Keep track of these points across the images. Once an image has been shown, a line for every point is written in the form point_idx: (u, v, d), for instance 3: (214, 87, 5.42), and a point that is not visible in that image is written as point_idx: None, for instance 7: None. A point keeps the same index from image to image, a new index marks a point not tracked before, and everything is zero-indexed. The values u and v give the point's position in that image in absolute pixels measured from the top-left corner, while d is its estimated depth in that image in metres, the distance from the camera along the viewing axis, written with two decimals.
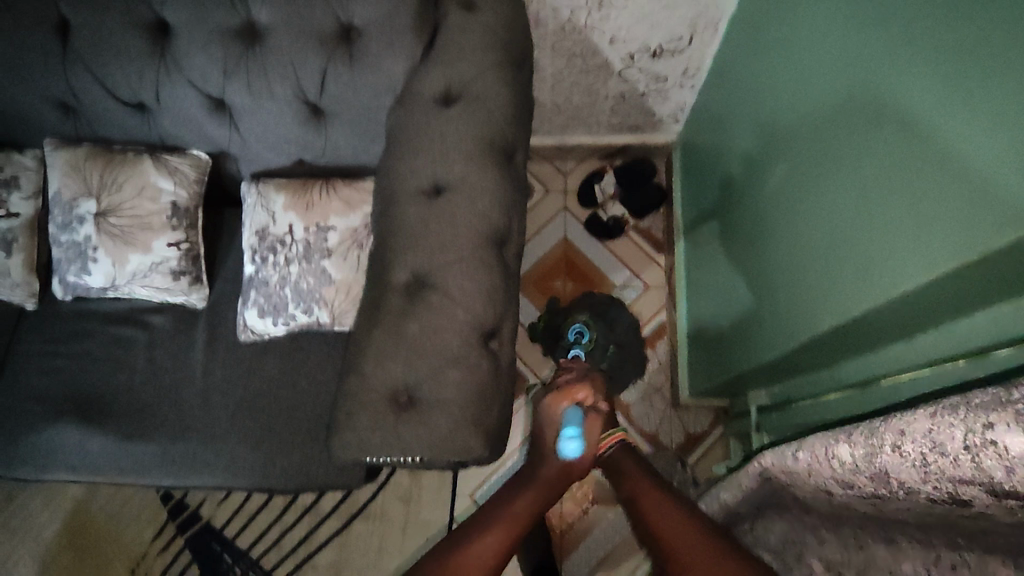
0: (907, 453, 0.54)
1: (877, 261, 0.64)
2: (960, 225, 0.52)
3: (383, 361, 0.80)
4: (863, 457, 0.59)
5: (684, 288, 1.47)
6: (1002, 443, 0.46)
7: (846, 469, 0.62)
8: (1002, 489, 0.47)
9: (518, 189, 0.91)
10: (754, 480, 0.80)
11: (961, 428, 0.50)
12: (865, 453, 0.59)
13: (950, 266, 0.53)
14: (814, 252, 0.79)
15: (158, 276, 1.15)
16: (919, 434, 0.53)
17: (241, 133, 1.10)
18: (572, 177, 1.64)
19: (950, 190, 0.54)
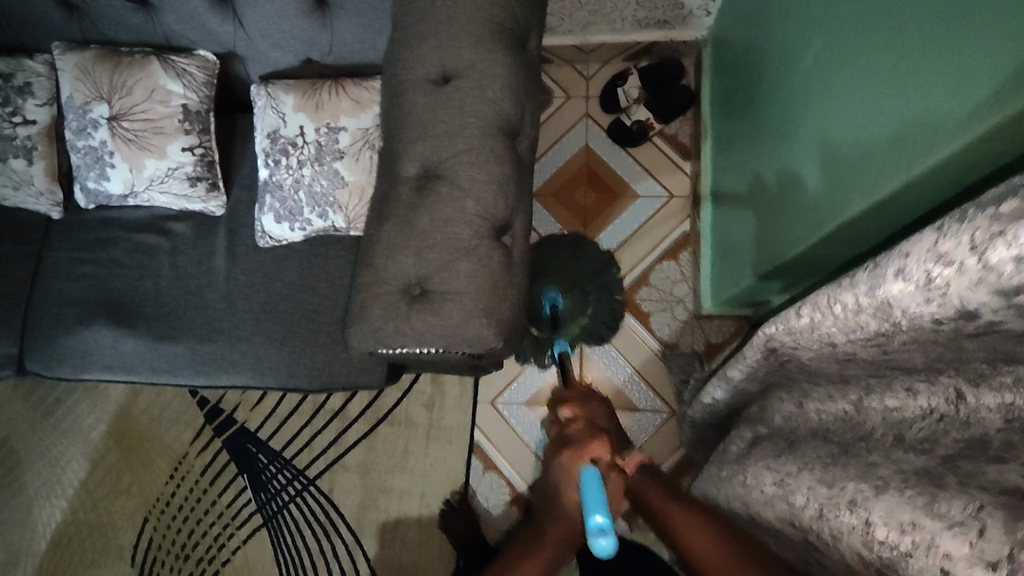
0: (909, 275, 0.50)
1: (914, 128, 0.58)
2: (1005, 68, 0.48)
3: (395, 253, 0.79)
4: (854, 306, 0.56)
5: (707, 194, 1.39)
6: (1014, 235, 0.42)
7: (824, 332, 0.61)
8: (1010, 286, 0.43)
9: (532, 77, 0.86)
10: (759, 357, 0.75)
11: (966, 233, 0.45)
12: (844, 305, 0.57)
13: (993, 118, 0.49)
14: (842, 136, 0.73)
15: (175, 181, 1.15)
16: (921, 250, 0.49)
17: (245, 29, 1.06)
18: (595, 81, 1.52)
19: (995, 30, 0.49)
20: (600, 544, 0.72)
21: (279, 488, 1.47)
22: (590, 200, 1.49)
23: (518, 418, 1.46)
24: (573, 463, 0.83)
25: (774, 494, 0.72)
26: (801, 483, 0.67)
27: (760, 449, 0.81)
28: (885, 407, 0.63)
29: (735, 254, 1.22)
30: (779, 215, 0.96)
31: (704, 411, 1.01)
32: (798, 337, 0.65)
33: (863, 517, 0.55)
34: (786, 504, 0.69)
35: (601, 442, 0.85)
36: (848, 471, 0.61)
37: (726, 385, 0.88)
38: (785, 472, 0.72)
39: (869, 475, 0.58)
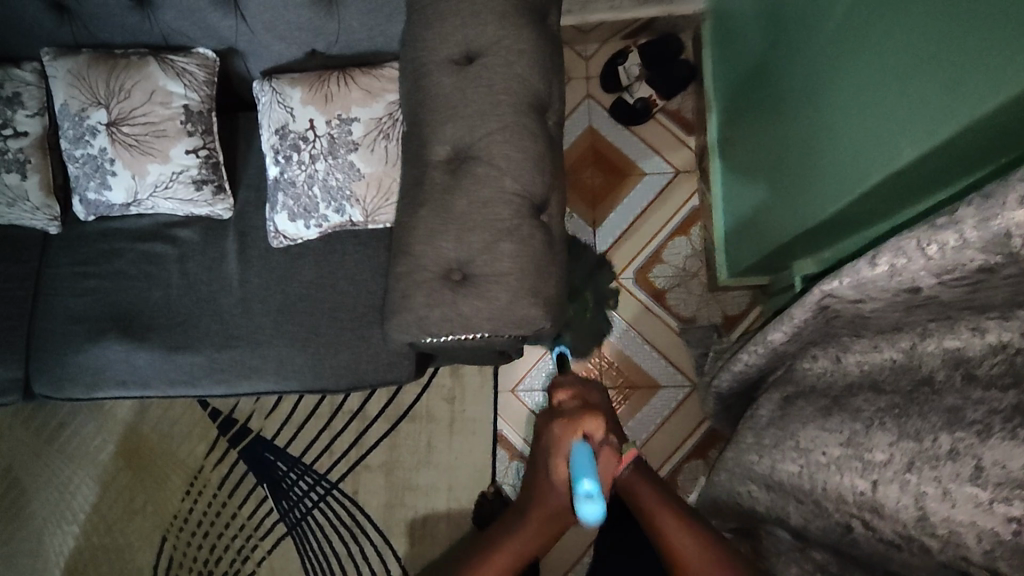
0: None
1: (969, 74, 0.56)
2: None
3: (433, 238, 0.78)
4: (955, 246, 0.52)
5: (717, 166, 1.37)
6: None
7: (907, 278, 0.58)
8: None
9: (556, 51, 0.85)
10: (809, 316, 0.72)
11: None
12: (939, 246, 0.53)
13: None
14: (881, 91, 0.70)
15: (180, 186, 1.11)
16: None
17: (247, 22, 1.03)
18: (594, 61, 1.53)
19: None
20: (588, 508, 0.75)
21: (301, 495, 1.44)
22: (598, 180, 1.48)
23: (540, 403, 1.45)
24: (567, 435, 0.85)
25: (840, 456, 0.69)
26: (874, 440, 0.65)
27: (801, 409, 0.78)
28: (944, 348, 0.60)
29: (751, 223, 1.20)
30: (803, 178, 0.95)
31: (735, 382, 0.96)
32: (869, 289, 0.63)
33: (970, 464, 0.54)
34: (855, 465, 0.66)
35: (597, 417, 0.87)
36: (934, 421, 0.58)
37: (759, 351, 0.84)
38: (851, 432, 0.68)
39: (958, 422, 0.56)
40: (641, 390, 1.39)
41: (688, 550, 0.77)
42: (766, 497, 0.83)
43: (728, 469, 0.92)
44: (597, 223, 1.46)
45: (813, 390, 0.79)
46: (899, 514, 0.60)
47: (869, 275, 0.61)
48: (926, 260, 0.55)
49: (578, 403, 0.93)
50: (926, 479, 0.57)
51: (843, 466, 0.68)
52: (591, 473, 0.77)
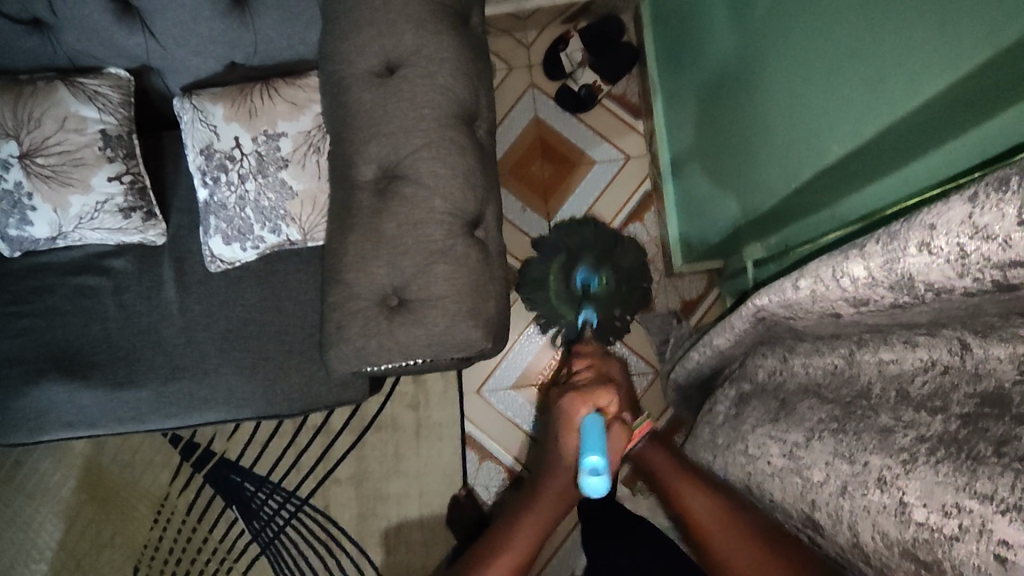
0: (939, 250, 0.47)
1: (899, 65, 0.54)
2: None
3: (365, 265, 0.74)
4: (866, 281, 0.54)
5: (666, 151, 1.34)
6: None
7: (827, 303, 0.60)
8: None
9: (481, 55, 0.81)
10: (748, 327, 0.73)
11: (1016, 204, 0.41)
12: (851, 279, 0.55)
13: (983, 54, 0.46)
14: (815, 82, 0.68)
15: (106, 215, 1.05)
16: (954, 224, 0.45)
17: (157, 39, 0.97)
18: (535, 49, 1.48)
19: None
20: (591, 484, 0.76)
21: (271, 515, 1.41)
22: (548, 173, 1.44)
23: (505, 404, 1.43)
24: (576, 411, 0.89)
25: (782, 466, 0.67)
26: (813, 456, 0.63)
27: (749, 405, 0.78)
28: (880, 359, 0.60)
29: (701, 209, 1.18)
30: (748, 162, 0.92)
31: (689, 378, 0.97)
32: (796, 308, 0.64)
33: (896, 497, 0.52)
34: (791, 472, 0.66)
35: (607, 390, 0.92)
36: (867, 441, 0.57)
37: (710, 351, 0.84)
38: (791, 440, 0.67)
39: (890, 448, 0.54)
40: None
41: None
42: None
43: None
44: (550, 216, 1.43)
45: (764, 389, 0.77)
46: (837, 538, 0.60)
47: (794, 296, 0.62)
48: (842, 288, 0.56)
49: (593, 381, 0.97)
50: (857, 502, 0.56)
51: (785, 477, 0.67)
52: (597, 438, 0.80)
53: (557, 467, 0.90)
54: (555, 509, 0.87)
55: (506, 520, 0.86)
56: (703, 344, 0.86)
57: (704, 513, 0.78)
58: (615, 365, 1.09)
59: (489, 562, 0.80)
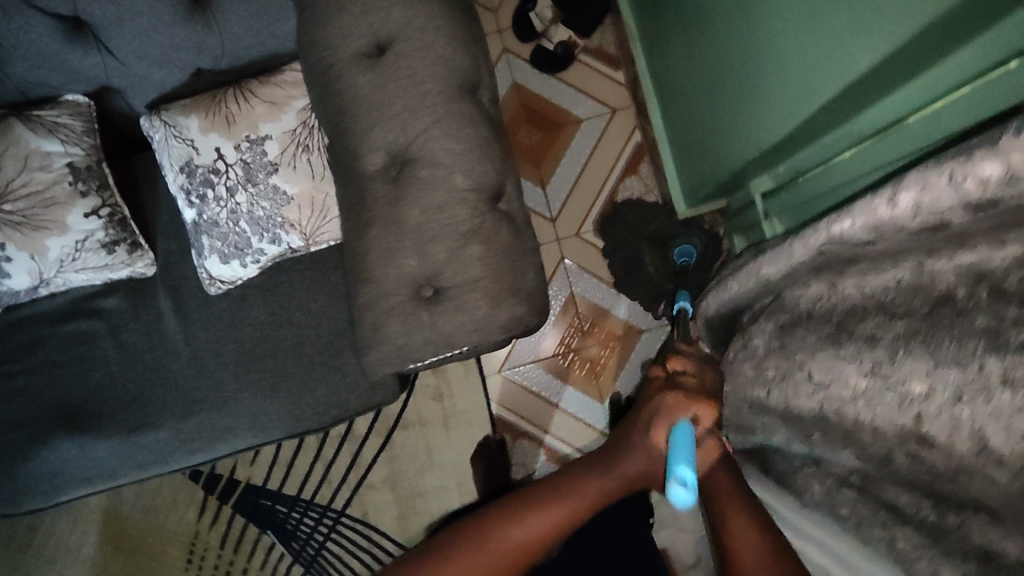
0: None
1: None
2: None
3: (392, 257, 0.70)
4: (998, 180, 0.53)
5: (654, 97, 1.30)
6: None
7: (929, 213, 0.59)
8: None
9: (474, 20, 0.76)
10: (812, 252, 0.72)
11: None
12: (979, 179, 0.54)
13: None
14: None
15: (89, 254, 0.98)
16: None
17: (116, 56, 0.90)
18: (503, 14, 1.41)
19: None
20: (677, 495, 0.63)
21: (310, 533, 1.37)
22: (536, 139, 1.40)
23: (530, 379, 1.40)
24: (676, 409, 0.73)
25: (869, 388, 0.63)
26: (904, 370, 0.60)
27: (795, 332, 0.72)
28: (957, 263, 0.57)
29: (704, 146, 1.13)
30: (750, 94, 0.90)
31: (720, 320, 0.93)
32: (884, 229, 0.64)
33: None
34: (883, 390, 0.62)
35: (712, 404, 0.73)
36: (972, 346, 0.55)
37: (755, 281, 0.80)
38: (869, 357, 0.63)
39: (1001, 347, 0.53)
40: (624, 339, 1.38)
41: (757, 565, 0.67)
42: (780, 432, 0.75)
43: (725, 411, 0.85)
44: (544, 182, 1.39)
45: (809, 316, 0.71)
46: (954, 447, 0.57)
47: (887, 213, 0.62)
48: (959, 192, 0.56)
49: (694, 380, 0.76)
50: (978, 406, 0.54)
51: (874, 400, 0.63)
52: (688, 457, 0.66)
53: (629, 437, 0.75)
54: (590, 503, 0.74)
55: (541, 484, 0.75)
56: (744, 274, 0.81)
57: (734, 505, 0.71)
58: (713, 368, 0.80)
59: (506, 530, 0.71)
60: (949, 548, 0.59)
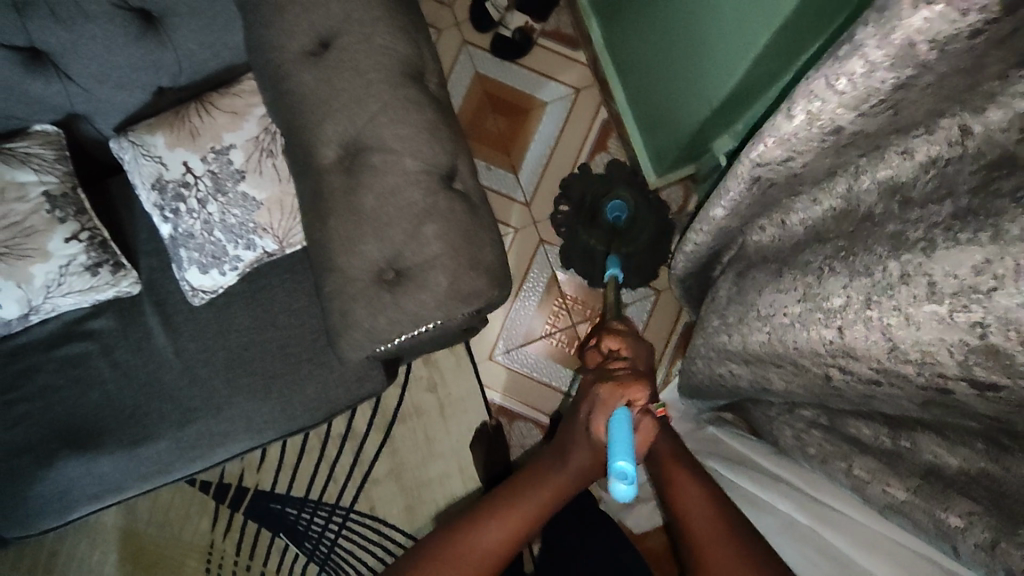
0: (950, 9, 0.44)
1: None
2: None
3: (353, 245, 0.72)
4: (864, 72, 0.51)
5: (612, 70, 1.32)
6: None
7: (826, 121, 0.57)
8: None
9: (411, 8, 0.78)
10: (746, 189, 0.70)
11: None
12: (849, 77, 0.52)
13: None
14: None
15: (74, 277, 1.01)
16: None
17: (76, 81, 0.92)
18: (458, 6, 1.43)
19: None
20: (619, 491, 0.65)
21: (321, 532, 1.40)
22: (502, 126, 1.42)
23: (521, 361, 1.42)
24: (611, 398, 0.79)
25: (801, 312, 0.66)
26: (829, 286, 0.62)
27: (756, 276, 0.76)
28: (877, 181, 0.59)
29: (663, 113, 1.14)
30: (694, 55, 0.92)
31: (693, 266, 0.96)
32: (794, 143, 0.61)
33: (923, 282, 0.53)
34: (818, 317, 0.63)
35: (641, 384, 0.80)
36: (880, 250, 0.57)
37: (708, 228, 0.82)
38: (807, 287, 0.65)
39: (903, 246, 0.54)
40: None
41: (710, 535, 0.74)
42: (747, 371, 0.81)
43: (704, 355, 0.92)
44: (516, 167, 1.41)
45: (766, 257, 0.76)
46: (872, 352, 0.58)
47: (789, 128, 0.59)
48: (840, 96, 0.54)
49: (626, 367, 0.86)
50: (887, 311, 0.56)
51: (807, 322, 0.65)
52: (628, 448, 0.68)
53: (576, 437, 0.82)
54: (556, 492, 0.81)
55: (506, 488, 0.82)
56: (697, 225, 0.84)
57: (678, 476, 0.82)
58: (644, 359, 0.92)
59: (474, 532, 0.77)
60: (900, 469, 0.63)
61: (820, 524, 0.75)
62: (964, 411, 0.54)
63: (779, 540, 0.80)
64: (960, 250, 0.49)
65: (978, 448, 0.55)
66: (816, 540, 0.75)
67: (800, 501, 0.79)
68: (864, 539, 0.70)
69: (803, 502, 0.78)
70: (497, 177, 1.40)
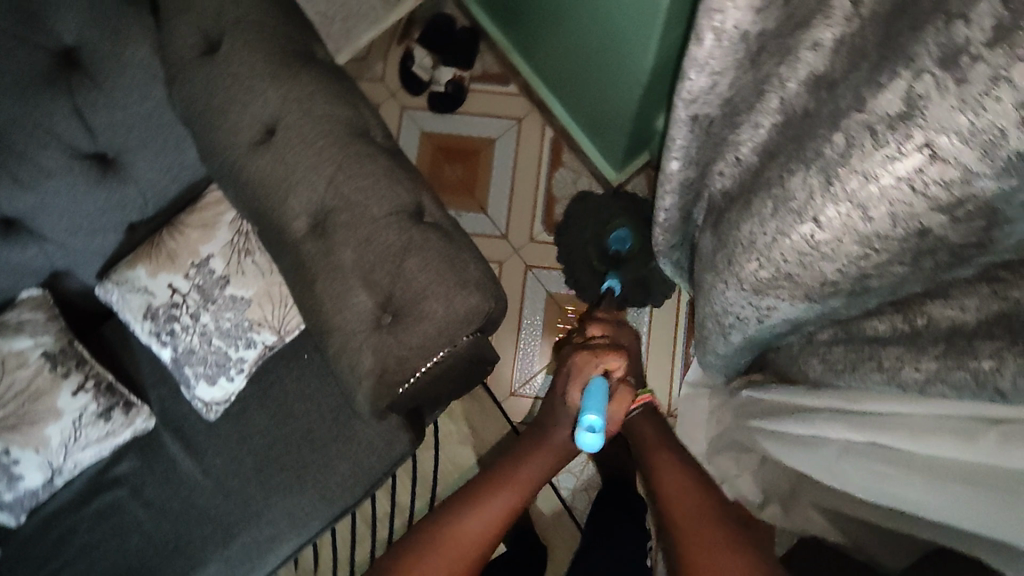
0: None
1: None
2: None
3: (345, 299, 0.76)
4: None
5: (547, 91, 1.38)
6: None
7: (731, 31, 0.64)
8: None
9: (341, 75, 0.83)
10: (689, 132, 0.79)
11: None
12: None
13: None
14: None
15: (89, 428, 1.02)
16: None
17: (50, 238, 0.95)
18: (389, 77, 1.50)
19: None
20: (586, 440, 0.78)
21: None
22: (461, 174, 1.46)
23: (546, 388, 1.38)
24: (586, 367, 0.92)
25: (776, 223, 0.69)
26: (792, 186, 0.66)
27: (731, 218, 0.79)
28: (799, 82, 0.64)
29: (602, 110, 1.18)
30: (611, 46, 0.98)
31: (674, 232, 0.99)
32: (715, 66, 0.69)
33: (866, 136, 0.56)
34: (792, 220, 0.67)
35: (618, 355, 0.92)
36: (823, 134, 0.61)
37: (675, 182, 0.87)
38: (773, 201, 0.69)
39: (840, 116, 0.59)
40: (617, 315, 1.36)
41: (697, 509, 0.80)
42: (753, 311, 0.81)
43: (711, 316, 0.90)
44: (485, 206, 1.44)
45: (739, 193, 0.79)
46: (847, 226, 0.62)
47: (703, 53, 0.67)
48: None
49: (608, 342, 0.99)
50: (846, 178, 0.59)
51: (785, 228, 0.68)
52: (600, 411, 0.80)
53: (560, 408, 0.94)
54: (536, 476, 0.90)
55: (503, 465, 0.91)
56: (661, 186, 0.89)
57: (681, 471, 0.88)
58: (624, 336, 1.04)
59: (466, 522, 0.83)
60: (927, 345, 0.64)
61: (878, 435, 0.69)
62: (946, 255, 0.59)
63: (843, 468, 0.74)
64: (886, 90, 0.53)
65: (986, 292, 0.59)
66: (883, 453, 0.69)
67: (848, 421, 0.72)
68: (924, 430, 0.64)
69: (852, 422, 0.72)
70: (468, 222, 1.44)
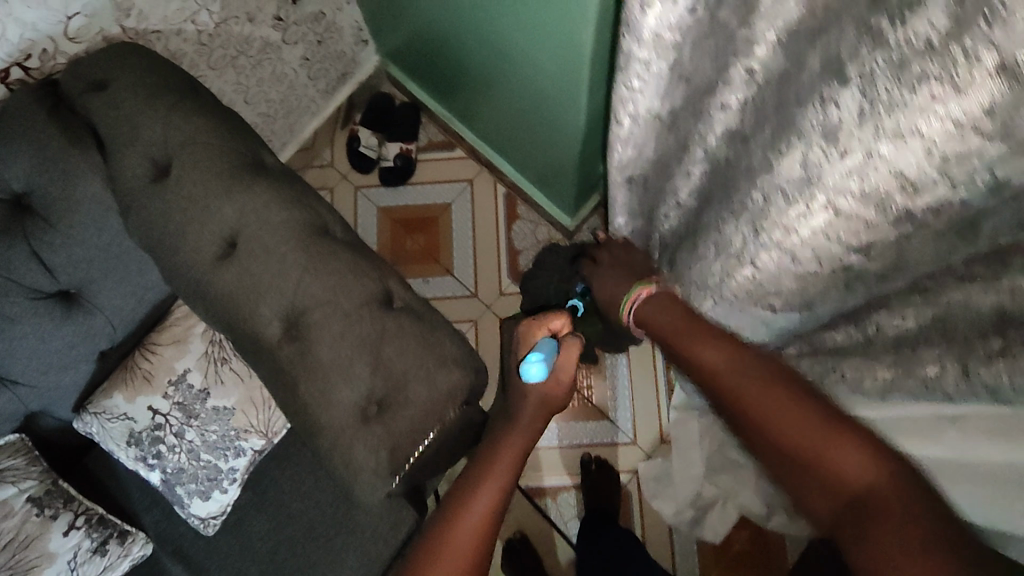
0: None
1: None
2: None
3: (329, 397, 0.76)
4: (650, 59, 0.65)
5: (492, 151, 1.42)
6: None
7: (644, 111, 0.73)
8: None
9: (293, 180, 0.86)
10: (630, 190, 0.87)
11: None
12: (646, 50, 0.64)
13: None
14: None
15: (85, 566, 0.99)
16: None
17: (23, 382, 0.93)
18: (338, 160, 1.52)
19: None
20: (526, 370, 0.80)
21: None
22: (423, 242, 1.48)
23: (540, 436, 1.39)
24: (531, 331, 0.87)
25: (721, 262, 0.78)
26: (727, 233, 0.75)
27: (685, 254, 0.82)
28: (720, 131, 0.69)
29: (547, 165, 1.23)
30: (545, 108, 1.02)
31: None
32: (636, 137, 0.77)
33: (777, 190, 0.65)
34: (733, 262, 0.76)
35: (561, 316, 0.89)
36: (744, 187, 0.70)
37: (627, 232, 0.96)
38: (717, 243, 0.77)
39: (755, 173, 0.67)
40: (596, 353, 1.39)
41: (793, 411, 0.66)
42: None
43: None
44: (450, 269, 1.46)
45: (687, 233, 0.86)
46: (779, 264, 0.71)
47: (625, 130, 0.75)
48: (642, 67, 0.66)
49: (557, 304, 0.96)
50: (770, 228, 0.68)
51: (729, 267, 0.77)
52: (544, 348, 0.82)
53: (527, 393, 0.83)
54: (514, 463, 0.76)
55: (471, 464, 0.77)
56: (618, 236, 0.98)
57: (733, 357, 0.74)
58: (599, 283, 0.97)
59: (467, 505, 0.72)
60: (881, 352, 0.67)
61: None
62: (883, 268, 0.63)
63: None
64: (786, 155, 0.62)
65: None
66: None
67: None
68: None
69: None
70: (438, 287, 1.46)
